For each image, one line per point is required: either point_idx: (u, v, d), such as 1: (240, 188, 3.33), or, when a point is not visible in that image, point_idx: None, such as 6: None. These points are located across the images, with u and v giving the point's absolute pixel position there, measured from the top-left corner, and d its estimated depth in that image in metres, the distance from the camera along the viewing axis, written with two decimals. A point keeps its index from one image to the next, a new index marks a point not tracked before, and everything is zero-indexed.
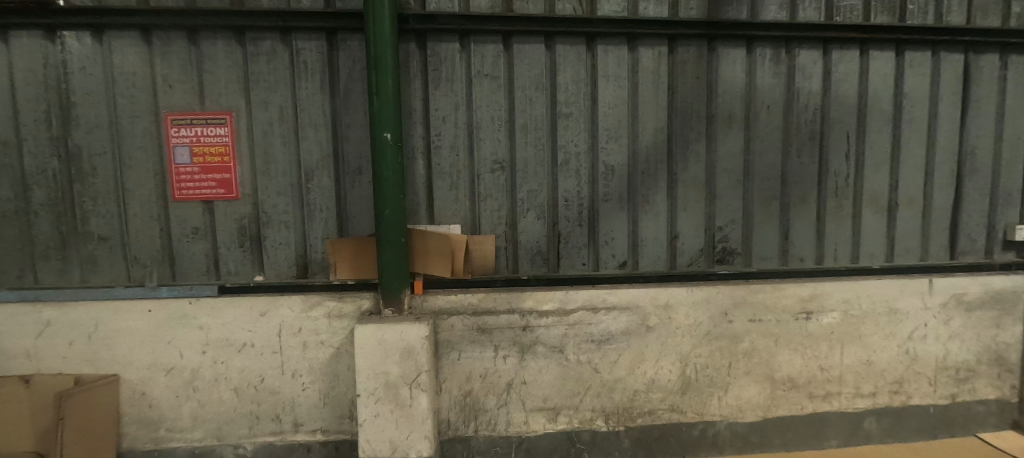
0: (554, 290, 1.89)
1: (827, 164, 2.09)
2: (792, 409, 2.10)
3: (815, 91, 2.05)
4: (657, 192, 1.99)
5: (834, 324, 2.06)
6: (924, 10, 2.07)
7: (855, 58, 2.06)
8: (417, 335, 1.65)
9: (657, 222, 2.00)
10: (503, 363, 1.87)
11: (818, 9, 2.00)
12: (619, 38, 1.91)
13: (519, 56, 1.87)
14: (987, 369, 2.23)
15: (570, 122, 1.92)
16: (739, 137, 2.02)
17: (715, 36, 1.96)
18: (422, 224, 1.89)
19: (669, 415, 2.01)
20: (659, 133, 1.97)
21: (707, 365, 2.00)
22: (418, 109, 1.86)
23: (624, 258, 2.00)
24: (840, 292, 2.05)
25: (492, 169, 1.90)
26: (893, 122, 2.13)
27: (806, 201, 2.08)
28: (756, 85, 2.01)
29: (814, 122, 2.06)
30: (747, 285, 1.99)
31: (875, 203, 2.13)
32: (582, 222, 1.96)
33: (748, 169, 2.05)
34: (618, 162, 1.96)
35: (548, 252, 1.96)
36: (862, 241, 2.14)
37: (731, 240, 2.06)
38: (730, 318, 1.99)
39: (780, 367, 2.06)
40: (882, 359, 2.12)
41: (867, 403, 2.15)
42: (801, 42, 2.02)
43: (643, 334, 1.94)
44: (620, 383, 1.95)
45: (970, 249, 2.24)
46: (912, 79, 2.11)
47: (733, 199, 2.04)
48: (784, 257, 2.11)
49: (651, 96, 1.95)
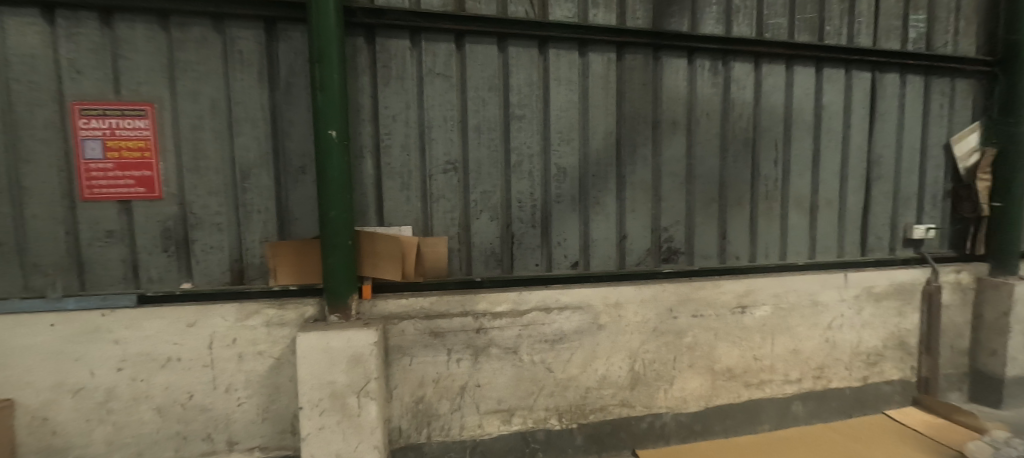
0: (508, 291, 1.88)
1: (759, 169, 2.26)
2: (730, 397, 2.24)
3: (748, 102, 2.21)
4: (607, 194, 2.05)
5: (765, 317, 2.23)
6: (838, 32, 2.30)
7: (782, 72, 2.25)
8: (366, 341, 1.58)
9: (608, 223, 2.06)
10: (457, 366, 1.84)
11: (750, 25, 2.16)
12: (570, 43, 1.95)
13: (472, 57, 1.85)
14: (892, 353, 2.50)
15: (523, 124, 1.93)
16: (682, 142, 2.13)
17: (660, 45, 2.06)
18: (371, 226, 1.82)
19: (620, 410, 2.07)
20: (609, 137, 2.03)
21: (654, 360, 2.09)
22: (366, 106, 1.79)
23: (576, 258, 2.04)
24: (770, 287, 2.22)
25: (445, 170, 1.87)
26: (814, 132, 2.34)
27: (741, 203, 2.24)
28: (697, 94, 2.13)
29: (748, 129, 2.22)
30: (690, 283, 2.10)
31: (800, 205, 2.33)
32: (535, 224, 1.98)
33: (691, 172, 2.16)
34: (570, 164, 2.00)
35: (502, 253, 1.96)
36: (789, 240, 2.33)
37: (675, 240, 2.17)
38: (675, 314, 2.09)
39: (720, 359, 2.19)
40: (807, 348, 2.33)
41: (794, 389, 2.34)
42: (735, 56, 2.18)
43: (594, 333, 1.99)
44: (573, 381, 1.99)
45: (878, 247, 2.51)
46: (829, 93, 2.34)
47: (677, 201, 2.15)
48: (722, 256, 2.25)
49: (601, 101, 2.02)
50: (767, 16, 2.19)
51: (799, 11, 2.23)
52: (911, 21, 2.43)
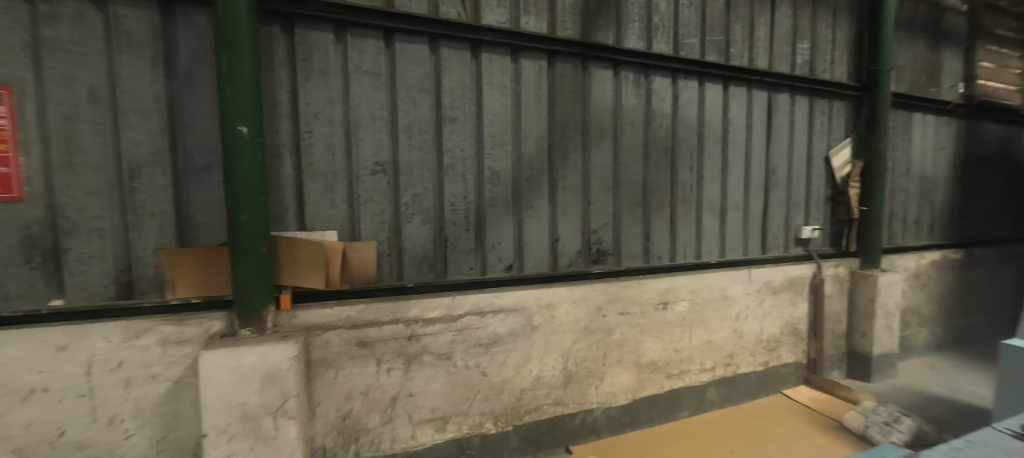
0: (441, 297, 1.85)
1: (677, 175, 2.44)
2: (654, 389, 2.39)
3: (667, 113, 2.39)
4: (540, 198, 2.09)
5: (684, 312, 2.42)
6: (741, 55, 2.58)
7: (695, 87, 2.46)
8: (284, 356, 1.45)
9: (541, 226, 2.10)
10: (387, 377, 1.77)
11: (667, 43, 2.35)
12: (502, 48, 1.98)
13: (402, 56, 1.80)
14: (787, 339, 2.84)
15: (456, 126, 1.91)
16: (609, 149, 2.25)
17: (588, 56, 2.15)
18: (291, 230, 1.68)
19: (553, 409, 2.12)
20: (541, 142, 2.08)
21: (586, 358, 2.17)
22: (284, 101, 1.66)
23: (510, 261, 2.06)
24: (687, 284, 2.41)
25: (373, 171, 1.79)
26: (723, 143, 2.59)
27: (661, 207, 2.41)
28: (623, 104, 2.26)
29: (667, 138, 2.40)
30: (618, 282, 2.22)
31: (712, 209, 2.57)
32: (469, 227, 1.96)
33: (617, 178, 2.28)
34: (504, 168, 2.01)
35: (435, 257, 1.92)
36: (703, 241, 2.55)
37: (604, 242, 2.27)
38: (604, 312, 2.19)
39: (645, 353, 2.33)
40: (719, 338, 2.56)
41: (709, 377, 2.56)
42: (656, 70, 2.34)
43: (528, 334, 2.02)
44: (508, 383, 2.00)
45: (776, 246, 2.84)
46: (734, 108, 2.60)
47: (605, 205, 2.25)
48: (646, 256, 2.40)
49: (533, 107, 2.06)
50: (682, 36, 2.39)
51: (709, 33, 2.47)
52: (798, 48, 2.79)
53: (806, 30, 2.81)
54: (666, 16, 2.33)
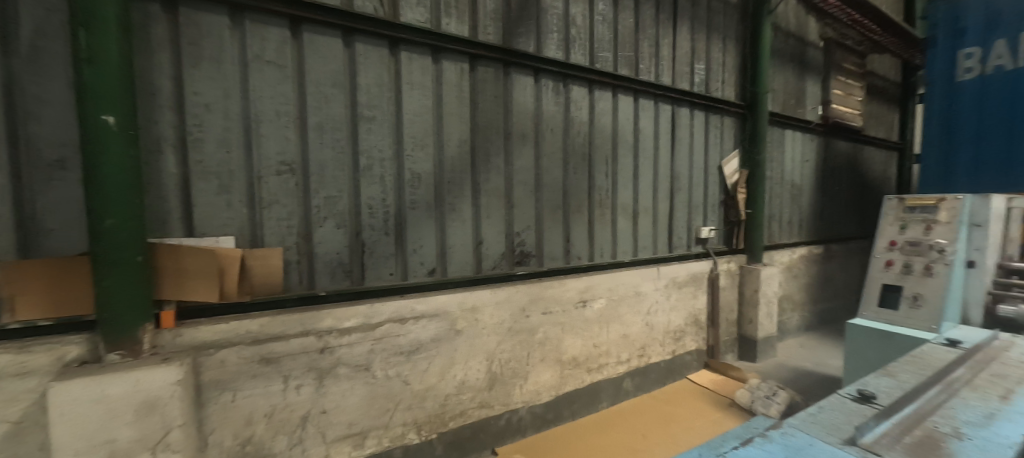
0: (358, 305, 1.75)
1: (594, 180, 2.59)
2: (576, 384, 2.50)
3: (585, 121, 2.52)
4: (462, 200, 2.08)
5: (601, 309, 2.56)
6: (648, 71, 2.82)
7: (609, 98, 2.64)
8: (165, 381, 1.27)
9: (464, 229, 2.09)
10: (296, 394, 1.63)
11: (584, 55, 2.49)
12: (423, 48, 1.94)
13: (311, 48, 1.68)
14: (690, 329, 3.15)
15: (373, 126, 1.83)
16: (531, 154, 2.31)
17: (510, 62, 2.20)
18: (176, 237, 1.48)
19: (478, 412, 2.12)
20: (463, 145, 2.07)
21: (510, 359, 2.20)
22: (166, 89, 1.45)
23: (432, 265, 2.01)
24: (604, 283, 2.57)
25: (278, 171, 1.64)
26: (634, 150, 2.80)
27: (580, 209, 2.53)
28: (543, 110, 2.35)
29: (584, 145, 2.53)
30: (540, 283, 2.29)
31: (625, 211, 2.76)
32: (388, 231, 1.89)
33: (539, 182, 2.36)
34: (425, 170, 1.97)
35: (351, 264, 1.82)
36: (618, 241, 2.73)
37: (527, 244, 2.32)
38: (527, 313, 2.24)
39: (567, 350, 2.43)
40: (633, 332, 2.76)
41: (624, 368, 2.74)
42: (573, 80, 2.46)
43: (451, 339, 1.99)
44: (432, 391, 1.95)
45: (680, 245, 3.13)
46: (643, 119, 2.83)
47: (527, 208, 2.31)
48: (567, 256, 2.50)
49: (455, 110, 2.04)
50: (597, 49, 2.54)
51: (620, 49, 2.66)
52: (695, 68, 3.12)
53: (702, 52, 3.15)
54: (582, 29, 2.46)
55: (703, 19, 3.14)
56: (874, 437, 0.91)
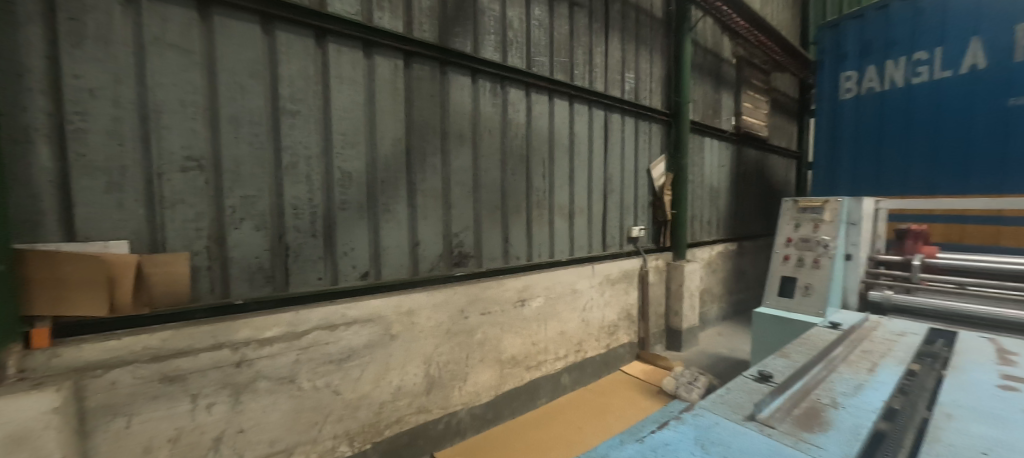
0: (280, 313, 1.63)
1: (532, 181, 2.64)
2: (515, 382, 2.53)
3: (522, 123, 2.56)
4: (397, 201, 2.02)
5: (539, 307, 2.62)
6: (582, 77, 2.94)
7: (545, 102, 2.70)
8: (37, 410, 1.10)
9: (399, 230, 2.03)
10: (208, 414, 1.48)
11: (520, 58, 2.53)
12: (353, 41, 1.85)
13: (224, 33, 1.54)
14: (623, 323, 3.33)
15: (297, 121, 1.72)
16: (468, 154, 2.30)
17: (446, 61, 2.18)
18: (52, 243, 1.27)
19: (416, 418, 2.06)
20: (398, 144, 2.01)
21: (448, 361, 2.17)
22: (38, 70, 1.24)
23: (365, 268, 1.93)
24: (541, 282, 2.63)
25: (184, 168, 1.48)
26: (570, 152, 2.89)
27: (518, 210, 2.57)
28: (481, 112, 2.35)
29: (521, 147, 2.57)
30: (479, 284, 2.29)
31: (561, 212, 2.85)
32: (316, 233, 1.78)
33: (477, 182, 2.35)
34: (356, 169, 1.88)
35: (273, 269, 1.68)
36: (554, 241, 2.81)
37: (465, 245, 2.31)
38: (466, 314, 2.23)
39: (506, 349, 2.45)
40: (570, 328, 2.85)
41: (562, 364, 2.82)
42: (510, 82, 2.49)
43: (386, 344, 1.93)
44: (366, 400, 1.87)
45: (613, 244, 3.29)
46: (578, 123, 2.94)
47: (465, 208, 2.29)
48: (506, 257, 2.52)
49: (389, 107, 1.98)
50: (533, 53, 2.60)
51: (556, 55, 2.74)
52: (625, 77, 3.30)
53: (631, 63, 3.35)
54: (519, 33, 2.50)
55: (632, 31, 3.34)
56: (769, 411, 1.03)
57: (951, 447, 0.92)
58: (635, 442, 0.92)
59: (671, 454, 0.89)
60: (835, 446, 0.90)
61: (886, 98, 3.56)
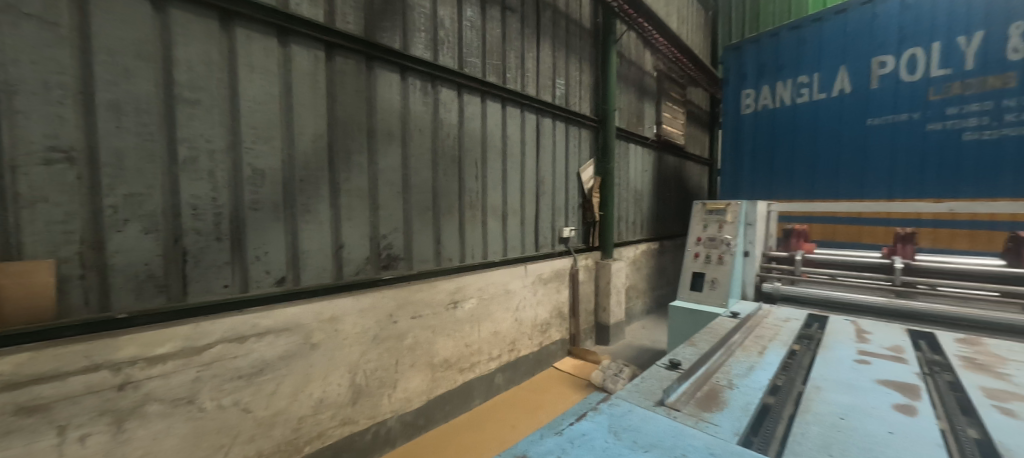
0: (176, 327, 1.45)
1: (464, 182, 2.62)
2: (448, 385, 2.49)
3: (454, 124, 2.53)
4: (319, 201, 1.89)
5: (472, 309, 2.61)
6: (514, 80, 2.99)
7: (478, 103, 2.70)
8: None
9: (321, 232, 1.91)
10: (81, 448, 1.28)
11: (452, 58, 2.51)
12: (266, 27, 1.71)
13: (102, 6, 1.35)
14: (555, 321, 3.44)
15: (197, 110, 1.54)
16: (397, 153, 2.22)
17: (372, 56, 2.09)
18: None
19: (341, 431, 1.95)
20: (319, 140, 1.88)
21: (376, 368, 2.08)
22: None
23: (281, 274, 1.79)
24: (474, 283, 2.62)
25: (48, 160, 1.27)
26: (502, 154, 2.92)
27: (450, 211, 2.53)
28: (411, 110, 2.28)
29: (454, 148, 2.54)
30: (408, 287, 2.23)
31: (495, 213, 2.87)
32: (221, 236, 1.62)
33: (406, 182, 2.28)
34: (269, 166, 1.74)
35: (166, 277, 1.49)
36: (488, 242, 2.82)
37: (394, 247, 2.23)
38: (395, 319, 2.15)
39: (438, 352, 2.41)
40: (503, 328, 2.88)
41: (496, 363, 2.84)
42: (442, 82, 2.46)
43: (306, 354, 1.80)
44: (282, 415, 1.74)
45: (545, 244, 3.39)
46: (511, 125, 2.98)
47: (394, 209, 2.21)
48: (438, 258, 2.48)
49: (308, 100, 1.85)
50: (465, 54, 2.59)
51: (488, 57, 2.76)
52: (556, 83, 3.42)
53: (561, 69, 3.47)
54: (450, 32, 2.48)
55: (562, 40, 3.46)
56: (676, 396, 1.13)
57: (817, 414, 1.08)
58: (554, 435, 0.96)
59: (587, 443, 0.93)
60: (728, 422, 1.01)
61: (778, 113, 4.06)
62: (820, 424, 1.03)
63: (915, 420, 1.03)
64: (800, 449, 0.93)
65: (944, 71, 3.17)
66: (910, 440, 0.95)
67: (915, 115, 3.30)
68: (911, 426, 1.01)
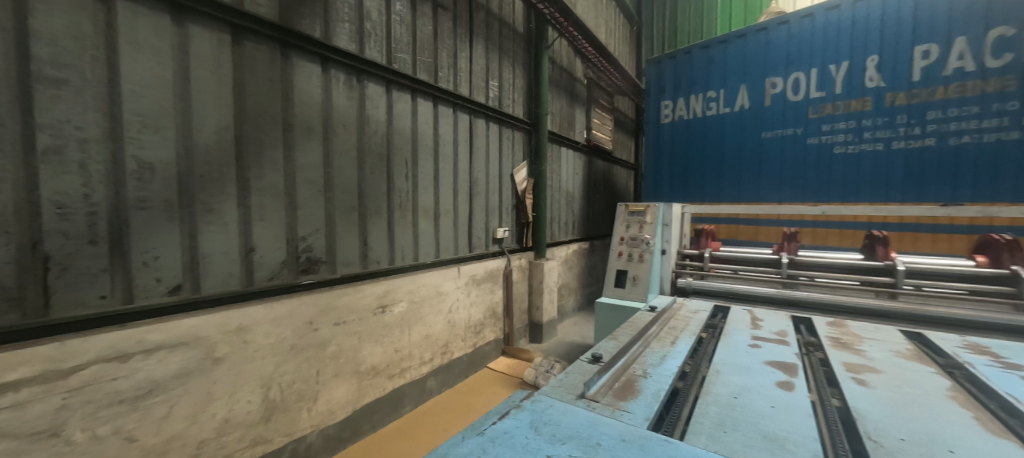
0: (34, 348, 1.25)
1: (393, 182, 2.52)
2: (376, 393, 2.38)
3: (382, 121, 2.43)
4: (224, 200, 1.71)
5: (402, 312, 2.53)
6: (446, 79, 2.95)
7: (408, 100, 2.61)
8: None
9: (226, 234, 1.73)
10: None
11: (380, 52, 2.41)
12: (155, 2, 1.52)
13: None
14: (489, 321, 3.44)
15: (63, 91, 1.34)
16: (318, 149, 2.07)
17: (289, 43, 1.94)
18: None
19: (251, 452, 1.78)
20: (223, 132, 1.70)
21: (293, 381, 1.93)
22: None
23: (176, 281, 1.59)
24: (404, 286, 2.54)
25: None
26: (434, 154, 2.86)
27: (379, 211, 2.42)
28: (334, 104, 2.15)
29: (382, 146, 2.43)
30: (331, 291, 2.09)
31: (426, 214, 2.79)
32: (97, 239, 1.41)
33: (329, 181, 2.14)
34: (160, 159, 1.54)
35: (21, 289, 1.29)
36: (419, 243, 2.74)
37: (315, 250, 2.08)
38: (315, 326, 2.02)
39: (365, 360, 2.29)
40: (435, 331, 2.83)
41: (428, 367, 2.78)
42: (368, 76, 2.34)
43: (207, 370, 1.62)
44: (178, 441, 1.55)
45: (479, 244, 3.37)
46: (443, 125, 2.93)
47: (314, 209, 2.07)
48: (365, 261, 2.35)
49: (210, 87, 1.67)
50: (394, 49, 2.50)
51: (419, 54, 2.69)
52: (489, 84, 3.43)
53: (495, 71, 3.49)
54: (377, 25, 2.38)
55: (495, 42, 3.49)
56: (596, 388, 1.19)
57: (715, 395, 1.19)
58: (475, 436, 0.96)
59: (508, 440, 0.95)
60: (640, 409, 1.09)
61: (691, 123, 4.45)
62: (717, 404, 1.14)
63: (790, 394, 1.19)
64: (700, 428, 1.02)
65: (820, 93, 3.70)
66: (787, 412, 1.09)
67: (798, 130, 3.81)
68: (788, 399, 1.16)
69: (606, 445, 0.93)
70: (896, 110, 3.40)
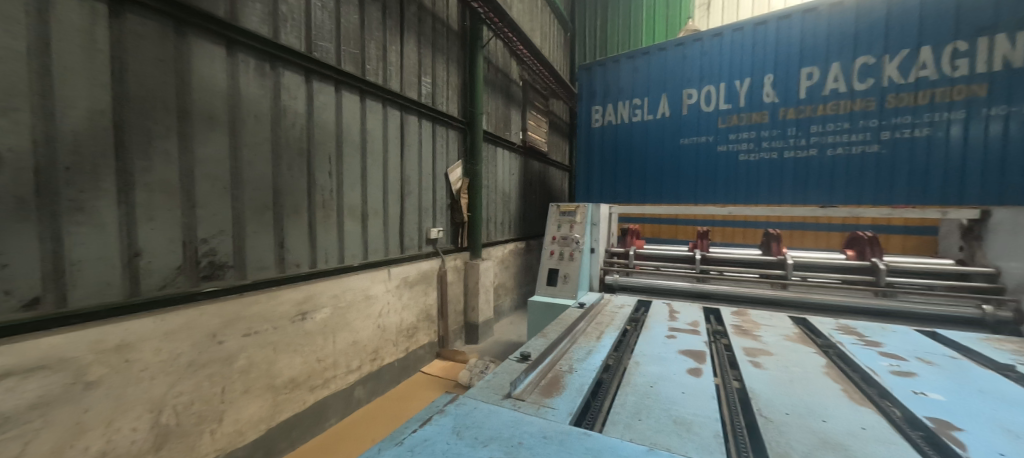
0: None
1: (315, 179, 2.34)
2: (295, 408, 2.20)
3: (301, 113, 2.25)
4: (100, 198, 1.48)
5: (325, 319, 2.36)
6: (375, 73, 2.81)
7: (331, 92, 2.44)
8: None
9: (102, 236, 1.50)
10: None
11: (298, 38, 2.23)
12: None
13: None
14: (422, 324, 3.35)
15: None
16: (223, 141, 1.86)
17: (184, 21, 1.72)
18: None
19: None
20: (98, 119, 1.47)
21: (193, 402, 1.71)
22: None
23: (34, 293, 1.36)
24: (328, 291, 2.37)
25: None
26: (362, 150, 2.70)
27: (298, 211, 2.24)
28: (242, 92, 1.94)
29: (301, 140, 2.25)
30: (239, 300, 1.89)
31: (353, 214, 2.64)
32: None
33: (237, 177, 1.93)
34: (10, 148, 1.31)
35: None
36: (345, 245, 2.58)
37: (220, 253, 1.87)
38: (220, 338, 1.81)
39: (281, 372, 2.11)
40: (364, 337, 2.68)
41: (356, 376, 2.63)
42: (284, 64, 2.15)
43: (76, 396, 1.39)
44: None
45: (412, 245, 3.26)
46: (371, 120, 2.78)
47: (218, 208, 1.85)
48: (281, 265, 2.16)
49: (80, 66, 1.45)
50: (315, 37, 2.32)
51: (344, 44, 2.53)
52: (422, 80, 3.33)
53: (428, 67, 3.40)
54: (295, 9, 2.20)
55: (428, 38, 3.40)
56: (522, 388, 1.20)
57: (634, 386, 1.25)
58: (393, 446, 0.92)
59: (428, 448, 0.92)
60: (564, 404, 1.11)
61: (619, 129, 4.70)
62: (635, 393, 1.20)
63: (699, 380, 1.29)
64: (618, 418, 1.07)
65: (727, 106, 4.10)
66: (695, 397, 1.17)
67: (710, 138, 4.18)
68: (697, 385, 1.25)
69: (527, 443, 0.94)
70: (787, 123, 3.87)
